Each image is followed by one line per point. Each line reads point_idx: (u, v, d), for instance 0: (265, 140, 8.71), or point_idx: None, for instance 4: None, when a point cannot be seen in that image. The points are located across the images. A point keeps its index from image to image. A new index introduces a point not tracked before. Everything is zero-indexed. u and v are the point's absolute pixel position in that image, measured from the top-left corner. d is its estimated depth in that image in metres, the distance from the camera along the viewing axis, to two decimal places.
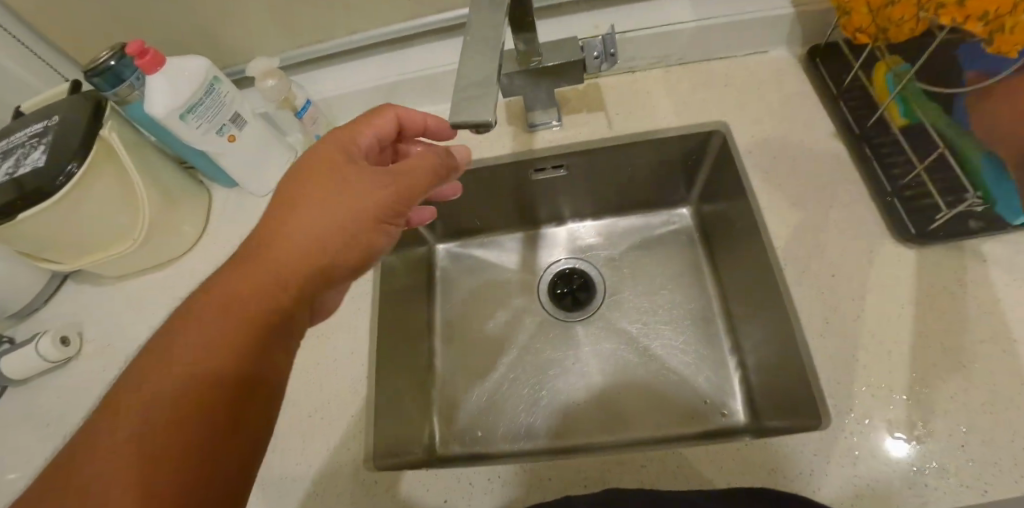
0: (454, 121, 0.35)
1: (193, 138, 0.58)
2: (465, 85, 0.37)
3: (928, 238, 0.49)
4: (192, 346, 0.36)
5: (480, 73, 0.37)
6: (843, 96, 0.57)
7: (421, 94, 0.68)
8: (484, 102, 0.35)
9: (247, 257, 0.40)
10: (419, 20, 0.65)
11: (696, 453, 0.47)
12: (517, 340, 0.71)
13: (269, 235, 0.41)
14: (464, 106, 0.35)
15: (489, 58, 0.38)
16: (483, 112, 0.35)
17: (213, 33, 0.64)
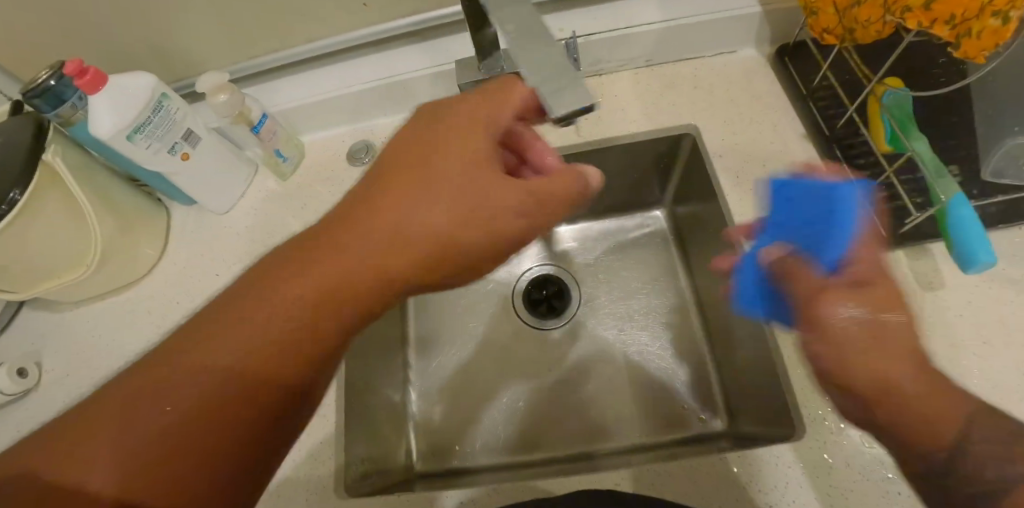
0: (556, 114, 0.31)
1: (143, 158, 0.56)
2: (538, 76, 0.33)
3: (898, 242, 0.49)
4: (231, 357, 0.33)
5: (544, 63, 0.34)
6: (812, 95, 0.56)
7: (386, 102, 0.66)
8: (575, 89, 0.32)
9: (311, 250, 0.35)
10: (378, 26, 0.62)
11: (674, 470, 0.46)
12: (493, 351, 0.70)
13: (341, 236, 0.35)
14: (558, 97, 0.32)
15: (551, 48, 0.34)
16: (585, 96, 0.31)
17: (160, 46, 0.60)
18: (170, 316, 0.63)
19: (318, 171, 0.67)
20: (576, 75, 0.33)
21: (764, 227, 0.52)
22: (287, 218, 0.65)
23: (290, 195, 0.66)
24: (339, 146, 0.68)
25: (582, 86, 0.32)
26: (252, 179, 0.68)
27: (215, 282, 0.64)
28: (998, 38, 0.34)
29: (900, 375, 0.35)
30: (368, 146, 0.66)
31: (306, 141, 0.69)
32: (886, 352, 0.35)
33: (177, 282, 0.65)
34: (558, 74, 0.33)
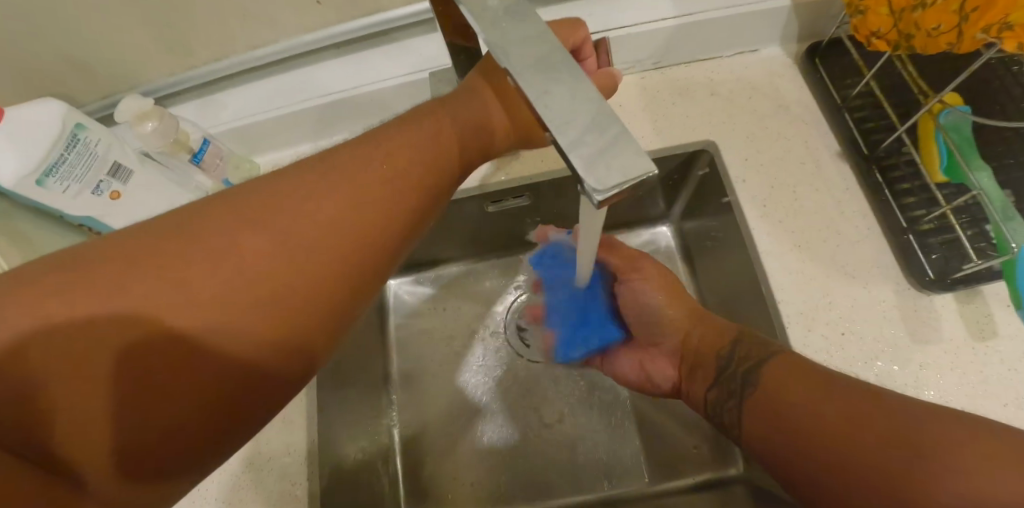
0: (603, 195, 0.20)
1: (60, 204, 0.46)
2: (570, 134, 0.21)
3: (950, 286, 0.42)
4: (229, 275, 0.24)
5: (580, 110, 0.22)
6: (849, 106, 0.49)
7: (352, 116, 0.56)
8: (630, 151, 0.21)
9: (315, 184, 0.29)
10: (340, 27, 0.52)
11: None
12: (485, 375, 0.63)
13: (349, 175, 0.30)
14: (607, 163, 0.21)
15: (583, 82, 0.23)
16: (635, 162, 0.20)
17: (75, 61, 0.50)
18: None
19: None
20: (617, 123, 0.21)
21: (796, 266, 0.46)
22: None
23: None
24: None
25: (637, 145, 0.21)
26: None
27: None
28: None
29: (893, 438, 0.29)
30: None
31: (260, 162, 0.59)
32: (838, 405, 0.32)
33: None
34: (601, 127, 0.21)
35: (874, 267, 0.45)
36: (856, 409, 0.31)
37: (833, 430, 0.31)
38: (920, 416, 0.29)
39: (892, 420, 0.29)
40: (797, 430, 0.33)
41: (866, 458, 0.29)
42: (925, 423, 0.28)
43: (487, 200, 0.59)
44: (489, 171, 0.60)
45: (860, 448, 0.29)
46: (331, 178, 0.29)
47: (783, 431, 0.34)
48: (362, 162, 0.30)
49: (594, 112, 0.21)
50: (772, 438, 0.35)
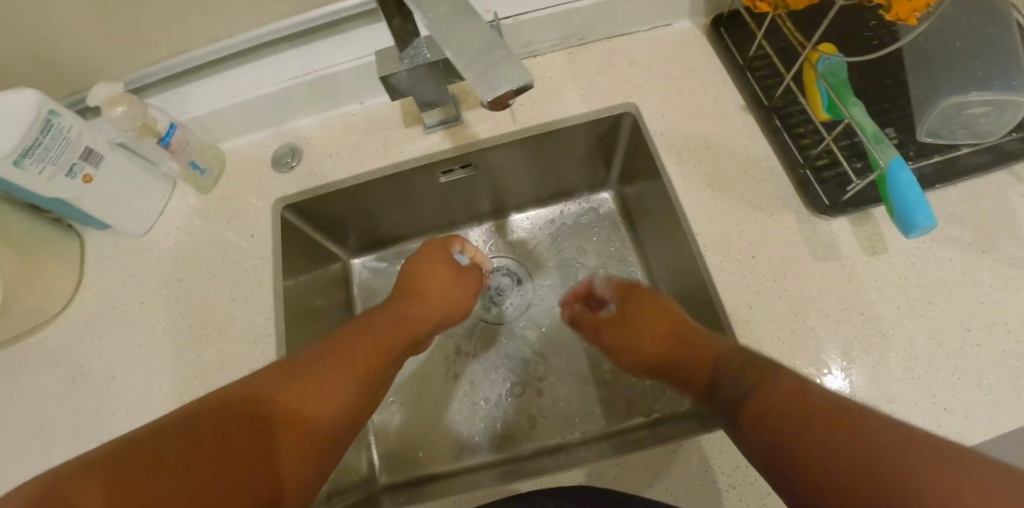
0: (493, 96, 0.27)
1: (35, 186, 0.50)
2: (467, 56, 0.29)
3: (841, 210, 0.48)
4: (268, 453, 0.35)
5: (475, 39, 0.29)
6: (749, 65, 0.55)
7: (310, 103, 0.61)
8: (512, 66, 0.28)
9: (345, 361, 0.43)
10: (294, 19, 0.57)
11: (626, 462, 0.46)
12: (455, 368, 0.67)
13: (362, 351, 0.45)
14: (495, 75, 0.28)
15: (479, 20, 0.30)
16: (518, 71, 0.28)
17: (43, 57, 0.53)
18: (89, 353, 0.57)
19: (242, 181, 0.62)
20: (505, 46, 0.29)
21: (710, 203, 0.51)
22: (215, 234, 0.60)
23: (214, 210, 0.61)
24: (263, 151, 0.63)
25: (517, 60, 0.28)
26: (171, 196, 0.63)
27: (137, 313, 0.58)
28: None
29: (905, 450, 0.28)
30: (293, 149, 0.62)
31: (226, 150, 0.64)
32: (811, 417, 0.32)
33: (94, 316, 0.59)
34: (491, 50, 0.29)
35: (777, 199, 0.51)
36: (835, 418, 0.31)
37: (785, 425, 0.32)
38: (897, 439, 0.28)
39: (859, 435, 0.29)
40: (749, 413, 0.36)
41: (807, 471, 0.30)
42: (889, 447, 0.28)
43: (434, 172, 0.62)
44: (439, 139, 0.60)
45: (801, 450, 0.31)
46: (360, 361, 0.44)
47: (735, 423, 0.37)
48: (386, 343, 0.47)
49: (485, 40, 0.29)
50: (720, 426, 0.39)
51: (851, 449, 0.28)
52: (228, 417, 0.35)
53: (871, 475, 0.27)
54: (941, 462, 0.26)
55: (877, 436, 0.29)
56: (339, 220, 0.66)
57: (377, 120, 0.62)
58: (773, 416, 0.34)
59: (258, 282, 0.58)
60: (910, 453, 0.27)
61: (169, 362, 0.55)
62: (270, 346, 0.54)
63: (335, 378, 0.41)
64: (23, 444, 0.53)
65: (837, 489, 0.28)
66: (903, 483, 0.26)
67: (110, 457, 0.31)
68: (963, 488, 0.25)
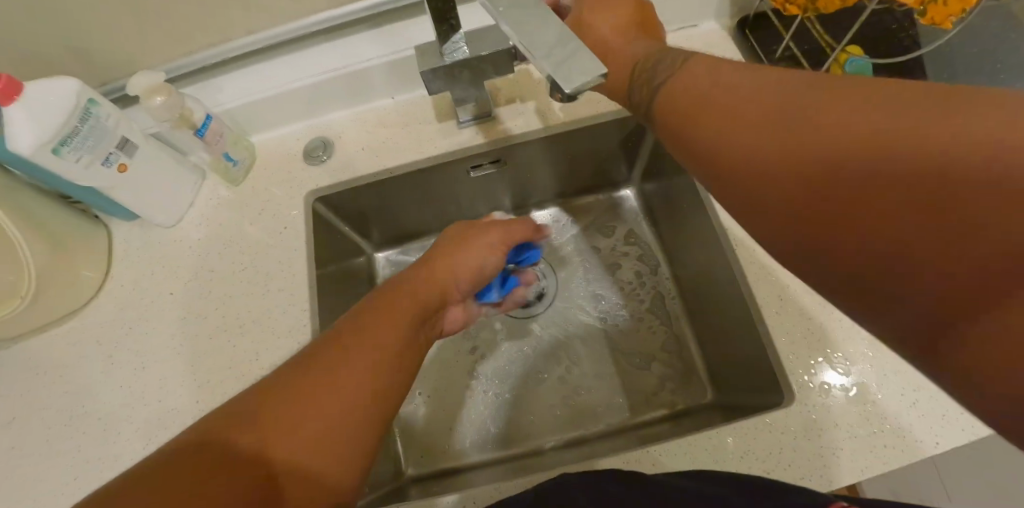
0: (570, 87, 0.29)
1: (72, 173, 0.50)
2: (541, 49, 0.30)
3: None
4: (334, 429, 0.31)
5: (548, 34, 0.31)
6: (775, 66, 0.57)
7: (343, 97, 0.62)
8: (585, 59, 0.30)
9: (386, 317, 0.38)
10: (330, 12, 0.57)
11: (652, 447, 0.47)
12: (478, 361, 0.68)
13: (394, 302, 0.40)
14: (571, 68, 0.29)
15: (550, 16, 0.32)
16: (593, 63, 0.29)
17: (82, 46, 0.53)
18: (120, 344, 0.57)
19: (273, 173, 0.62)
20: (578, 41, 0.30)
21: None
22: (245, 226, 0.61)
23: (244, 202, 0.62)
24: (293, 144, 0.63)
25: (591, 53, 0.30)
26: (199, 187, 0.63)
27: (167, 304, 0.58)
28: (964, 3, 0.37)
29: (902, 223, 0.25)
30: (325, 142, 0.62)
31: (255, 142, 0.64)
32: (782, 105, 0.31)
33: (123, 307, 0.59)
34: (565, 44, 0.30)
35: None
36: (805, 103, 0.30)
37: (788, 138, 0.30)
38: (906, 160, 0.25)
39: (824, 143, 0.28)
40: (730, 131, 0.33)
41: (828, 181, 0.28)
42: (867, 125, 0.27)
43: (464, 166, 0.63)
44: (471, 134, 0.61)
45: (814, 190, 0.29)
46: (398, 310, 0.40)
47: (709, 122, 0.34)
48: (421, 292, 0.43)
49: (558, 35, 0.31)
50: (689, 146, 0.36)
51: (863, 139, 0.27)
52: (272, 397, 0.31)
53: (889, 164, 0.26)
54: (910, 122, 0.25)
55: (849, 106, 0.28)
56: (367, 214, 0.66)
57: (408, 115, 0.63)
58: (767, 122, 0.31)
59: (291, 274, 0.58)
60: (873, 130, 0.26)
61: (201, 353, 0.55)
62: (305, 337, 0.55)
63: (376, 330, 0.37)
64: (53, 434, 0.53)
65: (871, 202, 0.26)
66: (889, 166, 0.26)
67: (158, 471, 0.27)
68: (957, 148, 0.24)
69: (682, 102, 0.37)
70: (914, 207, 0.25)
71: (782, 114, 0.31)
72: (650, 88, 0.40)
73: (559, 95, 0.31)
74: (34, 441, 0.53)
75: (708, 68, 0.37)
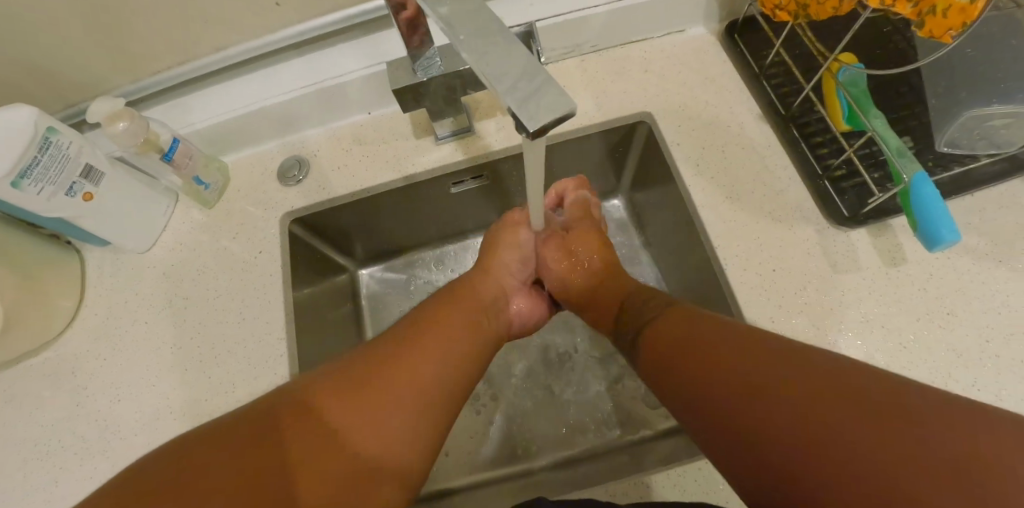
0: (535, 126, 0.27)
1: (34, 205, 0.48)
2: (505, 82, 0.28)
3: (862, 222, 0.48)
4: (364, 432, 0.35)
5: (514, 64, 0.29)
6: (765, 73, 0.55)
7: (317, 114, 0.59)
8: (553, 93, 0.27)
9: (428, 335, 0.42)
10: (301, 27, 0.55)
11: (644, 481, 0.46)
12: None
13: (438, 317, 0.45)
14: (537, 103, 0.27)
15: (513, 44, 0.30)
16: (563, 99, 0.27)
17: (39, 68, 0.51)
18: (94, 376, 0.55)
19: (248, 194, 0.60)
20: (548, 74, 0.28)
21: (728, 215, 0.51)
22: (220, 250, 0.59)
23: (219, 224, 0.60)
24: (268, 163, 0.61)
25: (558, 87, 0.28)
26: (173, 210, 0.62)
27: (141, 333, 0.57)
28: (964, 17, 0.34)
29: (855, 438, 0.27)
30: (301, 161, 0.60)
31: (229, 162, 0.62)
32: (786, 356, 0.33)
33: (98, 337, 0.57)
34: (530, 77, 0.28)
35: (797, 211, 0.50)
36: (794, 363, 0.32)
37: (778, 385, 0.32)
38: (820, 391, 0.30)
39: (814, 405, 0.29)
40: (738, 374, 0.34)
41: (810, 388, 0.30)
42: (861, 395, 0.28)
43: (446, 183, 0.61)
44: (451, 150, 0.59)
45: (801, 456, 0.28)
46: (452, 330, 0.44)
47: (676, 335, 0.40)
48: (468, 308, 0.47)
49: (523, 67, 0.28)
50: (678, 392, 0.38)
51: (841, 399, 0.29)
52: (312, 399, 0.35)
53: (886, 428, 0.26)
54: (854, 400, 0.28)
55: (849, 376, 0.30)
56: (346, 233, 0.64)
57: (386, 131, 0.61)
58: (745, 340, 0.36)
59: (268, 299, 0.56)
60: (868, 396, 0.28)
61: (176, 383, 0.54)
62: (282, 365, 0.53)
63: (429, 354, 0.41)
64: (26, 470, 0.51)
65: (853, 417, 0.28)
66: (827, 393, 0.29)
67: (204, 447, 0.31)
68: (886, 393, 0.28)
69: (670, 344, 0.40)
70: (859, 415, 0.27)
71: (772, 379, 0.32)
72: (647, 313, 0.45)
73: (527, 132, 0.28)
74: (7, 476, 0.51)
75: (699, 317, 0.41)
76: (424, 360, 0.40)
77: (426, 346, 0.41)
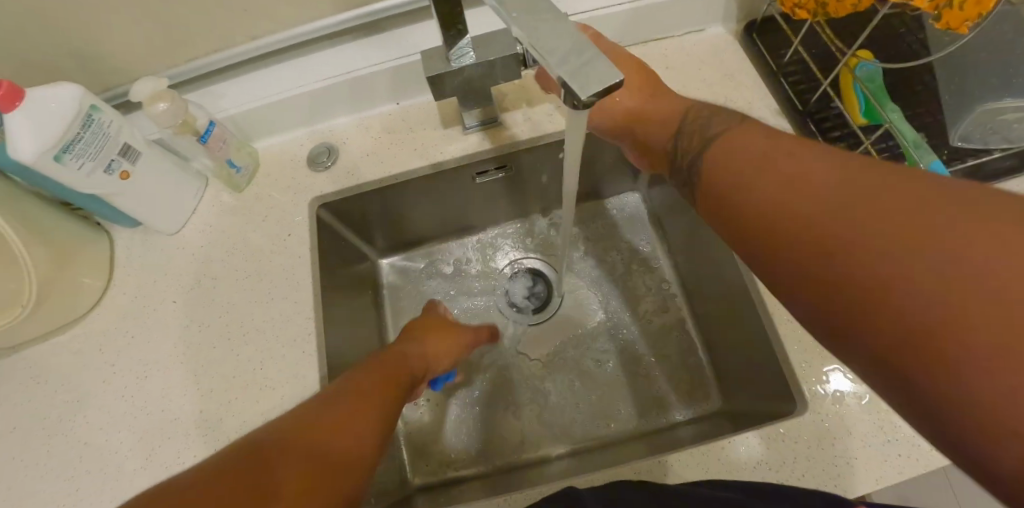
0: (586, 95, 0.28)
1: (75, 180, 0.49)
2: (557, 56, 0.30)
3: None
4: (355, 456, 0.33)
5: (564, 40, 0.30)
6: (784, 71, 0.57)
7: (347, 103, 0.61)
8: (601, 67, 0.29)
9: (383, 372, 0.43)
10: (336, 17, 0.57)
11: (667, 461, 0.46)
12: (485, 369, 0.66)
13: (387, 361, 0.45)
14: (587, 75, 0.29)
15: (563, 23, 0.31)
16: (611, 73, 0.29)
17: (83, 50, 0.53)
18: (121, 353, 0.56)
19: (276, 180, 0.62)
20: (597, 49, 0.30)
21: None
22: (248, 233, 0.60)
23: (248, 209, 0.61)
24: (298, 150, 0.63)
25: (607, 60, 0.29)
26: (202, 194, 0.63)
27: (169, 313, 0.57)
28: (980, 8, 0.37)
29: (890, 266, 0.23)
30: (329, 149, 0.62)
31: (259, 148, 0.63)
32: (824, 180, 0.28)
33: (126, 315, 0.58)
34: (580, 52, 0.30)
35: None
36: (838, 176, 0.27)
37: (816, 221, 0.27)
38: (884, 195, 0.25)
39: (842, 223, 0.25)
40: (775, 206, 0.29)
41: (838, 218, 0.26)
42: (916, 193, 0.24)
43: (470, 173, 0.62)
44: (477, 140, 0.61)
45: (851, 282, 0.24)
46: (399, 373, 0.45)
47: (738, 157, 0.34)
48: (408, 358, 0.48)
49: (572, 42, 0.30)
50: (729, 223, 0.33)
51: (899, 222, 0.24)
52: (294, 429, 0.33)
53: (955, 224, 0.22)
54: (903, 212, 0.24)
55: (886, 180, 0.26)
56: (371, 221, 0.66)
57: (413, 121, 0.62)
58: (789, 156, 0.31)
59: (296, 281, 0.57)
60: (923, 209, 0.23)
61: (204, 362, 0.55)
62: (309, 345, 0.54)
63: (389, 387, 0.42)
64: (54, 443, 0.52)
65: (888, 239, 0.24)
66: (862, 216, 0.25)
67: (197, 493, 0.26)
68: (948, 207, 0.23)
69: (728, 163, 0.35)
70: (901, 236, 0.23)
71: (809, 203, 0.27)
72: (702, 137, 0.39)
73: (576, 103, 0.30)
74: (34, 449, 0.52)
75: (764, 132, 0.35)
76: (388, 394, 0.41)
77: (386, 381, 0.42)
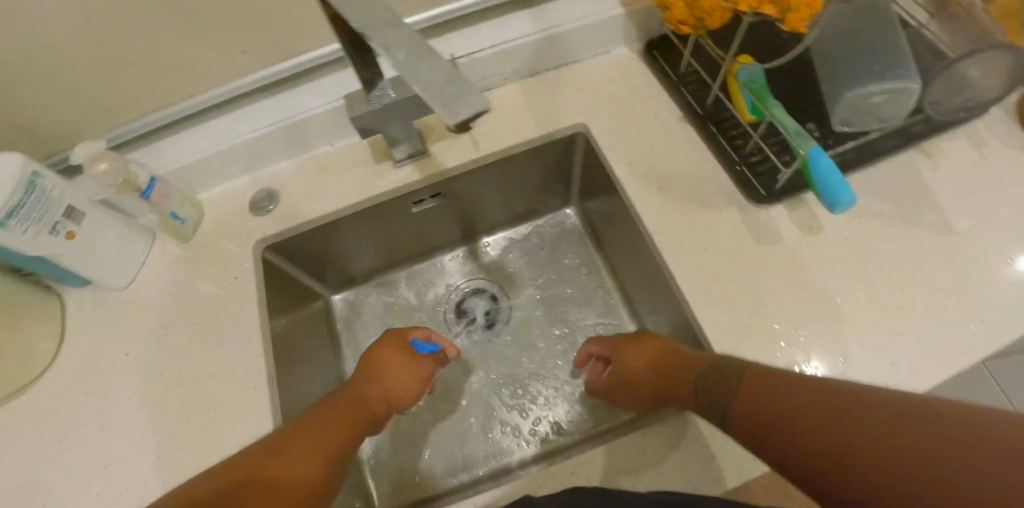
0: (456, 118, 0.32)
1: (21, 245, 0.51)
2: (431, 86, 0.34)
3: (776, 198, 0.53)
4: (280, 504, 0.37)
5: (436, 71, 0.34)
6: (681, 81, 0.62)
7: (284, 149, 0.65)
8: (468, 91, 0.33)
9: (322, 416, 0.46)
10: (265, 72, 0.61)
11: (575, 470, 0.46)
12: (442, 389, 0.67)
13: (333, 405, 0.48)
14: (455, 97, 0.33)
15: (434, 56, 0.35)
16: (477, 95, 0.33)
17: (25, 123, 0.56)
18: (73, 410, 0.57)
19: (222, 227, 0.65)
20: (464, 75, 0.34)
21: (661, 205, 0.56)
22: (197, 280, 0.62)
23: (196, 257, 0.64)
24: (241, 197, 0.66)
25: (471, 83, 0.33)
26: (150, 247, 0.65)
27: (121, 365, 0.59)
28: (812, 8, 0.41)
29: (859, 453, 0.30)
30: (271, 194, 0.65)
31: (204, 199, 0.66)
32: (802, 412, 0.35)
33: (79, 372, 0.59)
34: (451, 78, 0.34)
35: (721, 196, 0.56)
36: (803, 393, 0.36)
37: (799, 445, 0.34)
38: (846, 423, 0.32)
39: (810, 431, 0.33)
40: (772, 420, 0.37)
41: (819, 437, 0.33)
42: (863, 426, 0.31)
43: (405, 203, 0.66)
44: (408, 172, 0.64)
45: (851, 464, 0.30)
46: (342, 411, 0.48)
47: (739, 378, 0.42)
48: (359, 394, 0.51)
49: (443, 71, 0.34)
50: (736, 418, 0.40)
51: (851, 438, 0.31)
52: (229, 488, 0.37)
53: (889, 448, 0.29)
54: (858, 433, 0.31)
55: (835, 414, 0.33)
56: (318, 259, 0.68)
57: (348, 160, 0.66)
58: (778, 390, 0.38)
59: (245, 321, 0.60)
60: (875, 425, 0.30)
61: (156, 409, 0.56)
62: (259, 381, 0.56)
63: (327, 429, 0.45)
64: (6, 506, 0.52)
65: (847, 451, 0.31)
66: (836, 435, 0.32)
67: None
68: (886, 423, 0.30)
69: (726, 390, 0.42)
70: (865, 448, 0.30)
71: (789, 431, 0.35)
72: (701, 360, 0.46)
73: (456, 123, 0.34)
74: None
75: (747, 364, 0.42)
76: (327, 435, 0.44)
77: (321, 425, 0.45)
